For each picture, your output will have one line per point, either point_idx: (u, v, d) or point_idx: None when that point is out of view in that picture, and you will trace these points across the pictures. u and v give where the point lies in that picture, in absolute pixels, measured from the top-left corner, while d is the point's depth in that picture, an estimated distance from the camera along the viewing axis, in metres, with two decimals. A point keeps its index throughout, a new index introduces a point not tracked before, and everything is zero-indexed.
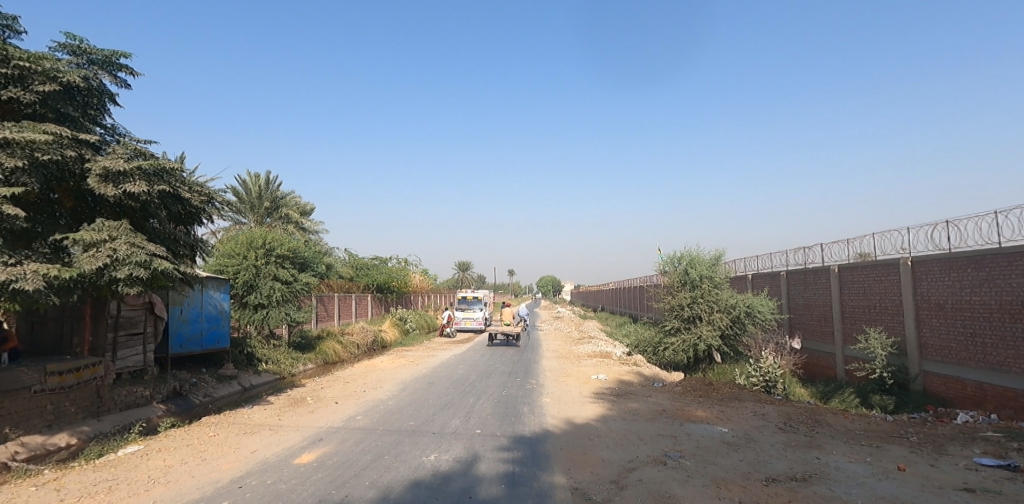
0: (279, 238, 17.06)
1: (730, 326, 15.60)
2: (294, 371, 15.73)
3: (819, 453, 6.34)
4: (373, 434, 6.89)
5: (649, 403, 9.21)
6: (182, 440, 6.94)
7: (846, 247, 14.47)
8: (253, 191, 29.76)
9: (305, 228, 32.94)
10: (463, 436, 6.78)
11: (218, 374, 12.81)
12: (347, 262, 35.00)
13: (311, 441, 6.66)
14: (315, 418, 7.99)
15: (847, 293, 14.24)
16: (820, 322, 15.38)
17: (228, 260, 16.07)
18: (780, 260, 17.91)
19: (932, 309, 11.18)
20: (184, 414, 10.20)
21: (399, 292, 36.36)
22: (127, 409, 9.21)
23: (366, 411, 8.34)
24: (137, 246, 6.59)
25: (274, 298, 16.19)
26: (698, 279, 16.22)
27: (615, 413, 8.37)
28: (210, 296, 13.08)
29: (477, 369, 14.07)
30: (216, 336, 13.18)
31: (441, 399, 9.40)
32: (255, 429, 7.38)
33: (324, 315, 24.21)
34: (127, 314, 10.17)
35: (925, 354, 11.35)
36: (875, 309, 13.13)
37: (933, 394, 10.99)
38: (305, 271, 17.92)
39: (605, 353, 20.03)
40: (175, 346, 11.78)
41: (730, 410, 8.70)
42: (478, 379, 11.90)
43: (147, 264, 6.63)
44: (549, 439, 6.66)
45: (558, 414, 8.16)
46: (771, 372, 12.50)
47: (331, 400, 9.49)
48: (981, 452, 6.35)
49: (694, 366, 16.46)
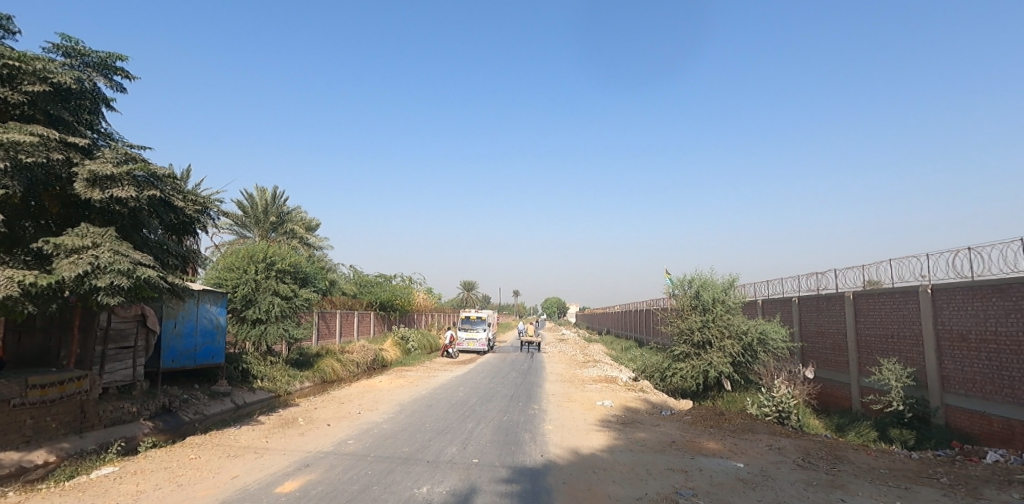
0: (280, 252, 16.81)
1: (741, 352, 15.11)
2: (290, 389, 15.29)
3: (843, 494, 5.86)
4: (363, 461, 6.46)
5: (658, 433, 8.71)
6: (161, 462, 6.54)
7: (862, 273, 14.04)
8: (259, 205, 29.69)
9: (309, 243, 32.88)
10: (460, 466, 6.35)
11: (211, 391, 12.48)
12: (350, 279, 34.85)
13: (296, 467, 6.23)
14: (304, 441, 7.55)
15: (862, 320, 13.76)
16: (835, 350, 14.83)
17: (228, 274, 15.77)
18: (791, 285, 17.47)
19: (955, 340, 10.71)
20: (171, 432, 9.93)
21: (402, 311, 35.95)
22: (112, 426, 8.93)
23: (358, 435, 7.89)
24: (120, 253, 6.18)
25: (273, 313, 15.86)
26: (709, 303, 15.80)
27: (622, 443, 7.89)
28: (206, 310, 12.76)
29: (478, 392, 13.59)
30: (211, 352, 12.85)
31: (439, 424, 8.93)
32: (238, 452, 6.96)
33: (324, 332, 23.87)
34: (118, 325, 9.89)
35: (947, 387, 10.85)
36: (892, 339, 12.65)
37: (958, 430, 10.45)
38: (305, 286, 17.62)
39: (611, 378, 19.48)
40: (167, 361, 11.44)
41: (744, 443, 8.18)
42: (479, 403, 11.41)
43: (130, 272, 6.17)
44: (551, 471, 6.22)
45: (562, 443, 7.69)
46: (785, 402, 11.96)
47: (324, 421, 9.07)
48: (1021, 497, 5.84)
49: (702, 394, 15.86)
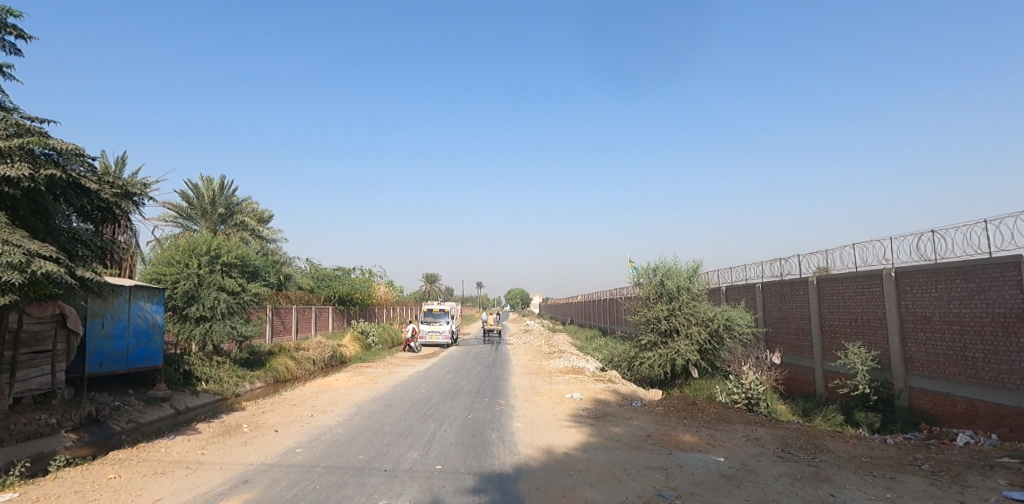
0: (225, 244, 15.63)
1: (707, 340, 15.00)
2: (238, 391, 14.26)
3: (830, 488, 5.54)
4: (312, 473, 5.75)
5: (632, 427, 8.29)
6: (71, 484, 5.63)
7: (824, 258, 14.09)
8: (205, 195, 27.92)
9: (262, 236, 31.29)
10: (421, 474, 5.72)
11: (147, 396, 11.39)
12: (307, 273, 33.51)
13: (232, 484, 5.45)
14: (245, 452, 6.75)
15: (826, 305, 13.83)
16: (799, 336, 14.90)
17: (167, 268, 14.53)
18: (755, 271, 17.52)
19: (919, 323, 10.76)
20: (98, 445, 8.91)
21: (362, 305, 34.84)
22: (26, 441, 7.89)
23: (308, 442, 7.14)
24: (11, 243, 5.20)
25: (218, 310, 14.73)
26: (675, 291, 15.60)
27: (597, 440, 7.42)
28: (139, 308, 11.61)
29: (441, 388, 12.95)
30: (147, 353, 11.72)
31: (399, 426, 8.25)
32: (167, 469, 6.12)
33: (279, 329, 22.71)
34: (32, 328, 8.71)
35: (911, 369, 10.91)
36: (855, 323, 12.71)
37: (922, 411, 10.52)
38: (254, 280, 16.51)
39: (577, 369, 19.20)
40: (94, 366, 10.30)
41: (721, 435, 7.84)
42: (442, 401, 10.77)
43: (24, 265, 5.20)
44: (522, 477, 5.68)
45: (532, 443, 7.16)
46: (754, 389, 11.81)
47: (271, 427, 8.24)
48: (1006, 483, 5.63)
49: (670, 382, 15.72)
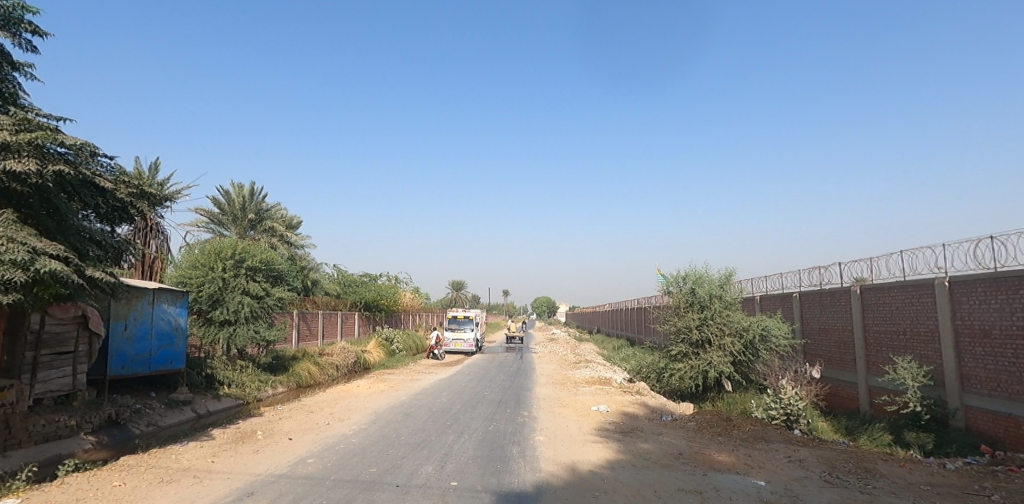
0: (250, 248, 15.67)
1: (742, 351, 14.27)
2: (259, 396, 14.18)
3: None
4: (320, 487, 5.43)
5: (662, 444, 7.75)
6: (75, 492, 5.44)
7: (869, 266, 13.25)
8: (236, 201, 28.40)
9: (290, 241, 31.66)
10: (434, 491, 5.34)
11: (169, 399, 11.35)
12: (334, 278, 33.74)
13: (236, 497, 5.18)
14: (255, 461, 6.49)
15: (870, 316, 12.98)
16: (840, 348, 14.06)
17: (193, 272, 14.62)
18: (793, 280, 16.69)
19: (977, 336, 9.91)
20: (117, 448, 8.82)
21: (388, 311, 34.86)
22: (45, 443, 7.82)
23: (320, 452, 6.86)
24: (16, 240, 5.08)
25: (241, 313, 14.72)
26: (706, 299, 14.93)
27: (624, 457, 6.92)
28: (162, 310, 11.61)
29: (462, 397, 12.59)
30: (169, 356, 11.69)
31: (415, 436, 7.92)
32: (173, 477, 5.89)
33: (304, 334, 22.77)
34: (54, 328, 8.68)
35: (967, 386, 10.06)
36: (904, 336, 11.86)
37: (980, 433, 9.67)
38: (278, 284, 16.50)
39: (604, 379, 18.60)
40: (116, 368, 10.28)
41: (760, 455, 7.26)
42: (462, 410, 10.41)
43: (28, 263, 5.06)
44: (543, 497, 5.25)
45: (555, 459, 6.72)
46: (793, 404, 11.08)
47: (285, 435, 8.00)
48: None
49: (702, 395, 15.02)
